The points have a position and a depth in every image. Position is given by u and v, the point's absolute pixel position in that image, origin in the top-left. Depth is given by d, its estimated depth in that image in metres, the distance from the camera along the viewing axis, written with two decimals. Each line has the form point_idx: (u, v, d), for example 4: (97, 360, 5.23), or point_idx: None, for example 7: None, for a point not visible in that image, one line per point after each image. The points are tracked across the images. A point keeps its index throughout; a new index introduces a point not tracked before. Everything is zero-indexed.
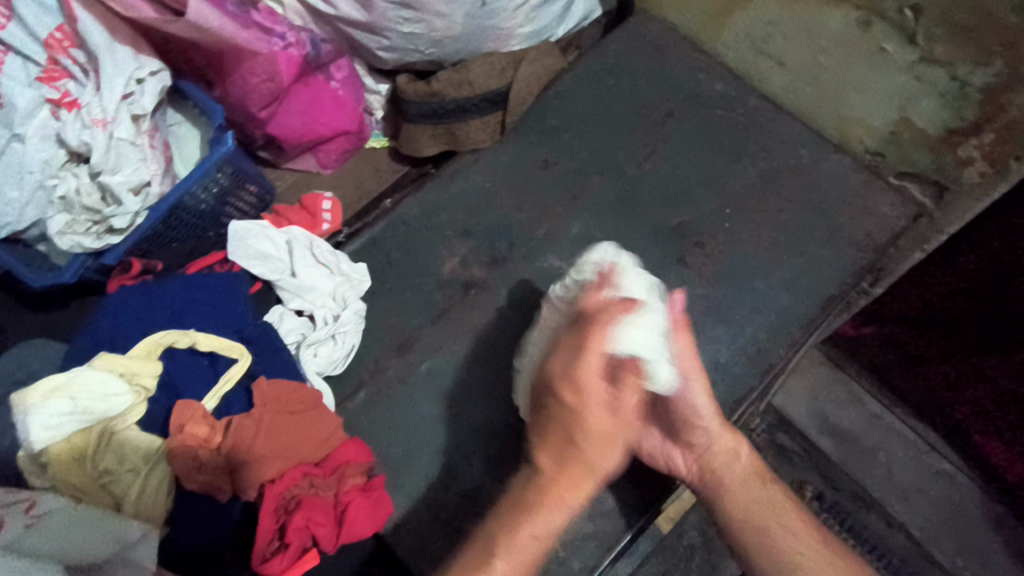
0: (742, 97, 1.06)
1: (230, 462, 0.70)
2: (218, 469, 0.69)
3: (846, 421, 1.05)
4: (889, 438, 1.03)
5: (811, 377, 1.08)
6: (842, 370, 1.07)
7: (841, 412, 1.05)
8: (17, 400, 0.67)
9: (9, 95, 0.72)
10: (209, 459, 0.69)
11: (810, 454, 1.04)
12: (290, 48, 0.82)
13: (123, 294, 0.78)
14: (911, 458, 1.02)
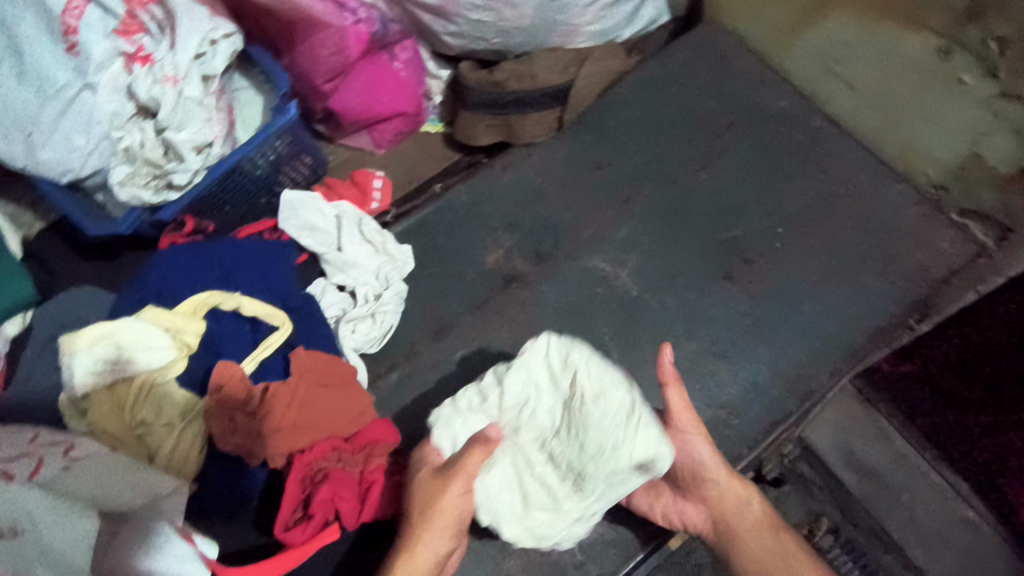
0: (805, 117, 1.03)
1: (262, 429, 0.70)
2: (253, 433, 0.69)
3: (872, 457, 0.99)
4: (914, 481, 0.97)
5: (841, 409, 1.01)
6: (873, 408, 1.00)
7: (867, 448, 0.99)
8: (65, 344, 0.68)
9: (85, 44, 0.72)
10: (244, 423, 0.70)
11: (830, 487, 0.97)
12: (359, 24, 0.84)
13: (173, 252, 0.79)
14: (935, 501, 0.96)
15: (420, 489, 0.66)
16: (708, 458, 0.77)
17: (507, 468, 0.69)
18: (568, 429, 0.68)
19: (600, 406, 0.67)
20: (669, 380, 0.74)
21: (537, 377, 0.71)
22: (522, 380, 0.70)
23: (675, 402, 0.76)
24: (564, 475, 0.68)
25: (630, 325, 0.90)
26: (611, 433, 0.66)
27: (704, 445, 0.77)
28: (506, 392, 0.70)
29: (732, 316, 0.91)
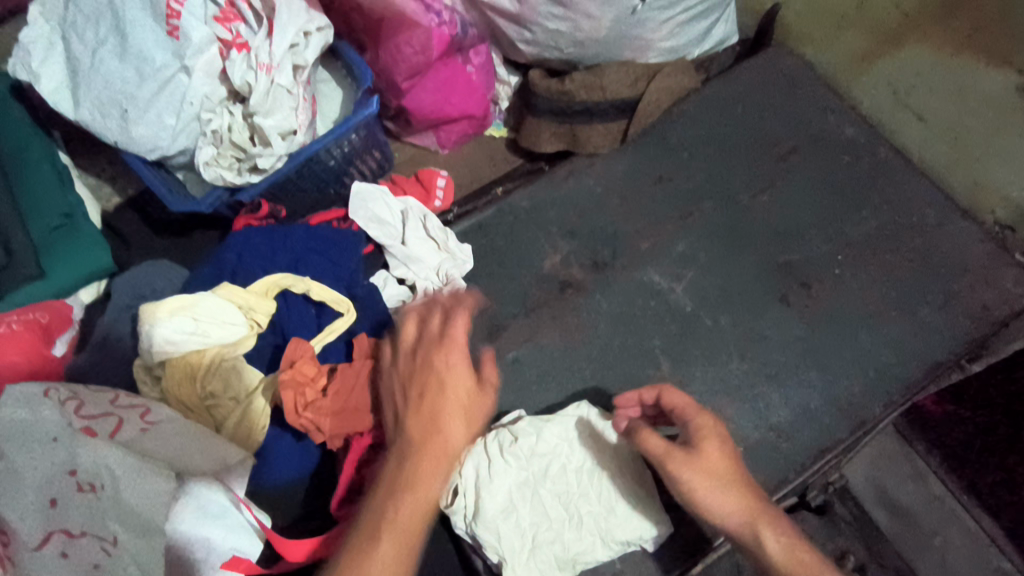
0: (872, 146, 1.02)
1: (332, 406, 0.71)
2: (324, 410, 0.70)
3: (906, 496, 0.97)
4: (948, 524, 0.94)
5: (877, 447, 0.99)
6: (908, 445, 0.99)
7: (901, 488, 0.97)
8: (146, 312, 0.71)
9: (186, 28, 0.75)
10: (316, 399, 0.70)
11: (860, 522, 0.95)
12: (443, 26, 0.86)
13: (248, 233, 0.82)
14: (969, 547, 0.93)
15: (459, 385, 0.63)
16: (711, 489, 0.65)
17: (527, 514, 0.76)
18: (594, 491, 0.77)
19: (627, 479, 0.78)
20: (654, 394, 0.73)
21: (572, 433, 0.80)
22: (559, 435, 0.79)
23: (651, 447, 0.68)
24: (577, 532, 0.76)
25: (684, 341, 0.90)
26: (637, 505, 0.76)
27: (714, 476, 0.65)
28: (541, 444, 0.78)
29: (786, 339, 0.91)
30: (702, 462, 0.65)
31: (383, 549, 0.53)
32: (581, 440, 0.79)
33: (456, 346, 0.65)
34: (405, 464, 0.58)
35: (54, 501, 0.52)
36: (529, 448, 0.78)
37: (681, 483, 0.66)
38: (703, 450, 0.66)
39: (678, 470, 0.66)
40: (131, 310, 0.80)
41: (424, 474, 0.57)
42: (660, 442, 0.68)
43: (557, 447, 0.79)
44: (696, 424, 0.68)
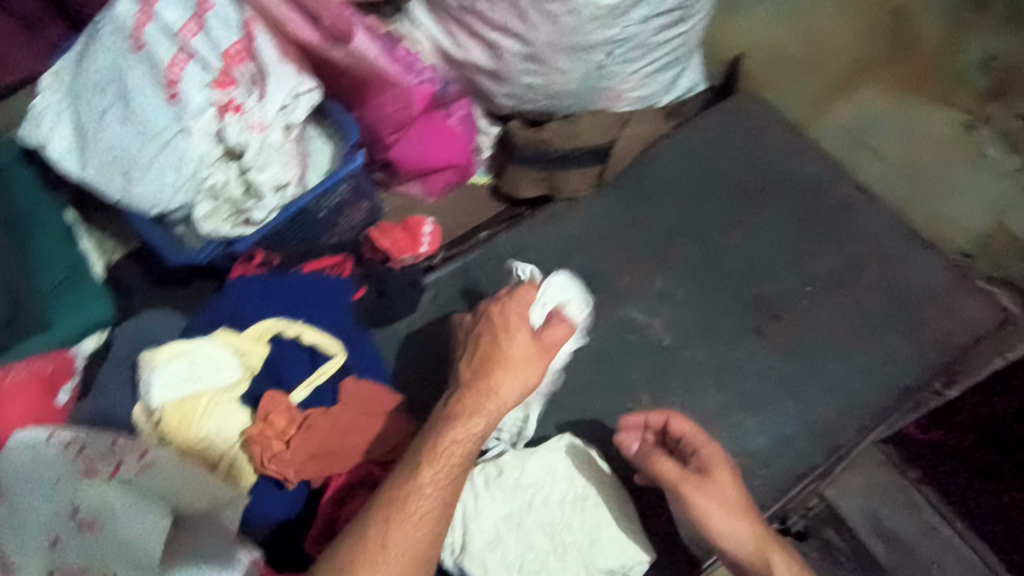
0: (834, 184, 1.05)
1: (303, 455, 0.76)
2: (290, 461, 0.75)
3: (901, 527, 1.01)
4: (945, 553, 0.98)
5: (868, 474, 1.04)
6: (901, 475, 1.03)
7: (895, 518, 1.01)
8: (147, 359, 0.76)
9: (185, 95, 0.82)
10: (286, 451, 0.75)
11: (856, 554, 1.01)
12: (424, 84, 0.92)
13: (244, 282, 0.88)
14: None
15: (519, 343, 0.78)
16: (722, 517, 0.72)
17: (514, 544, 0.78)
18: (578, 521, 0.80)
19: (607, 511, 0.81)
20: (662, 419, 0.79)
21: (555, 464, 0.83)
22: (542, 466, 0.83)
23: (667, 472, 0.75)
24: (563, 562, 0.78)
25: (662, 374, 0.94)
26: (619, 533, 0.80)
27: (727, 502, 0.72)
28: (525, 475, 0.82)
29: (761, 369, 0.95)
30: (716, 488, 0.73)
31: (450, 462, 0.71)
32: (564, 472, 0.83)
33: (516, 303, 0.82)
34: (462, 398, 0.75)
35: (54, 541, 0.60)
36: (514, 480, 0.81)
37: (699, 508, 0.72)
38: (717, 479, 0.73)
39: (695, 494, 0.72)
40: (130, 358, 0.84)
41: (476, 404, 0.74)
42: (678, 470, 0.74)
43: (543, 478, 0.82)
44: (704, 451, 0.76)
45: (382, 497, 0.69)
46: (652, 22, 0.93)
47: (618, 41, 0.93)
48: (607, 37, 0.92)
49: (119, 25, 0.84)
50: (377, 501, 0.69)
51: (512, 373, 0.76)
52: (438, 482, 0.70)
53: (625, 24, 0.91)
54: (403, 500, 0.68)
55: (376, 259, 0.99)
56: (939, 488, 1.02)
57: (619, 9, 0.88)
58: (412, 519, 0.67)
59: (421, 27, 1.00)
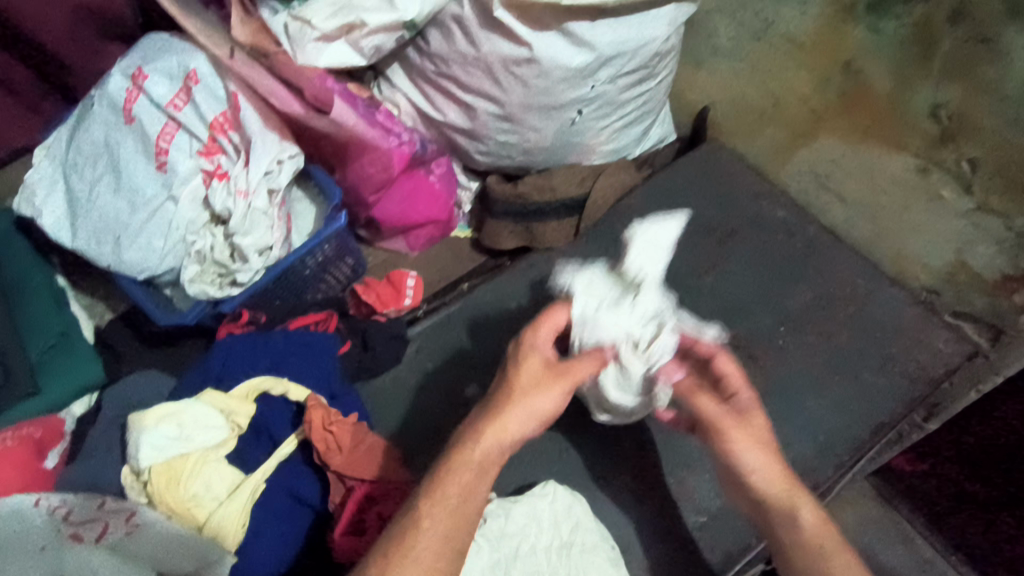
0: (802, 226, 1.09)
1: (349, 447, 0.82)
2: (337, 446, 0.81)
3: (893, 560, 1.01)
4: None
5: (860, 509, 1.05)
6: (892, 508, 1.04)
7: (887, 551, 1.01)
8: (134, 421, 0.77)
9: (173, 163, 0.86)
10: (338, 434, 0.82)
11: None
12: (403, 146, 0.97)
13: (231, 342, 0.90)
14: None
15: (530, 369, 0.74)
16: (756, 456, 0.76)
17: None
18: (564, 568, 0.81)
19: (590, 556, 0.82)
20: (709, 353, 0.81)
21: (539, 513, 0.83)
22: (525, 515, 0.83)
23: (708, 409, 0.78)
24: None
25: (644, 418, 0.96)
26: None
27: (761, 434, 0.77)
28: (510, 524, 0.82)
29: None
30: (750, 426, 0.77)
31: (452, 491, 0.67)
32: (549, 519, 0.83)
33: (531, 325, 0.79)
34: (471, 425, 0.72)
35: None
36: (498, 531, 0.81)
37: (732, 443, 0.76)
38: (753, 420, 0.77)
39: (731, 430, 0.77)
40: (120, 419, 0.86)
41: (481, 430, 0.70)
42: (719, 409, 0.78)
43: (527, 525, 0.82)
44: (746, 395, 0.79)
45: (390, 527, 0.67)
46: (618, 81, 0.98)
47: (587, 99, 0.98)
48: (576, 95, 0.96)
49: (111, 99, 0.87)
50: (387, 530, 0.67)
51: (523, 399, 0.72)
52: (436, 514, 0.66)
53: (594, 84, 0.96)
54: (402, 532, 0.65)
55: (362, 313, 1.04)
56: (934, 523, 1.03)
57: (586, 69, 0.93)
58: (404, 552, 0.64)
59: (401, 91, 1.05)
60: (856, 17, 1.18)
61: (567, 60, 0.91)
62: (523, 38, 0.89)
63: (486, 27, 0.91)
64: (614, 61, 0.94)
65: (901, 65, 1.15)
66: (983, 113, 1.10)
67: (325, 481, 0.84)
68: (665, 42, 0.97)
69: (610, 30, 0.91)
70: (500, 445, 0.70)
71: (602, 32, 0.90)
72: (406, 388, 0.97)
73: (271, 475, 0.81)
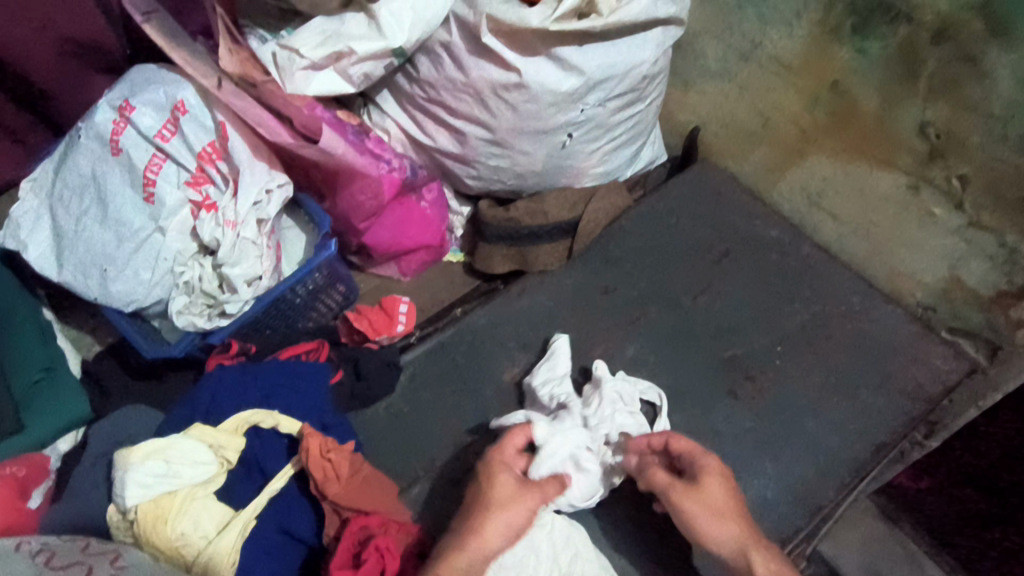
0: (796, 244, 1.09)
1: (347, 476, 0.80)
2: (336, 475, 0.80)
3: None
4: None
5: (861, 530, 1.02)
6: (897, 528, 1.02)
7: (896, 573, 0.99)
8: (120, 458, 0.75)
9: (161, 194, 0.85)
10: (337, 461, 0.80)
11: None
12: (393, 172, 0.96)
13: (221, 373, 0.88)
14: None
15: (502, 485, 0.75)
16: (709, 525, 0.75)
17: None
18: None
19: None
20: (662, 441, 0.83)
21: (538, 544, 0.79)
22: (524, 547, 0.78)
23: (660, 480, 0.78)
24: None
25: None
26: None
27: (716, 500, 0.76)
28: (508, 556, 0.77)
29: (737, 432, 0.96)
30: (704, 495, 0.76)
31: None
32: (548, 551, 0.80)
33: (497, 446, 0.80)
34: (447, 541, 0.72)
35: None
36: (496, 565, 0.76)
37: (685, 512, 0.76)
38: (707, 486, 0.76)
39: (683, 500, 0.76)
40: (106, 456, 0.85)
41: (459, 544, 0.70)
42: (668, 480, 0.78)
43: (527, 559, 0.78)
44: (701, 463, 0.78)
45: None
46: (608, 104, 0.98)
47: (577, 123, 0.98)
48: (566, 120, 0.96)
49: (97, 131, 0.86)
50: None
51: (498, 514, 0.73)
52: None
53: (583, 108, 0.96)
54: None
55: (355, 342, 1.03)
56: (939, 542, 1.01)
57: (575, 94, 0.93)
58: None
59: (391, 116, 1.05)
60: (843, 39, 1.02)
61: (556, 84, 0.92)
62: (512, 64, 0.90)
63: (474, 53, 0.91)
64: (603, 85, 0.94)
65: (888, 88, 0.99)
66: (971, 130, 0.94)
67: (319, 513, 0.83)
68: (653, 65, 0.97)
69: (599, 55, 0.92)
70: (478, 560, 0.70)
71: (591, 58, 0.91)
72: (400, 417, 0.95)
73: (261, 511, 0.79)
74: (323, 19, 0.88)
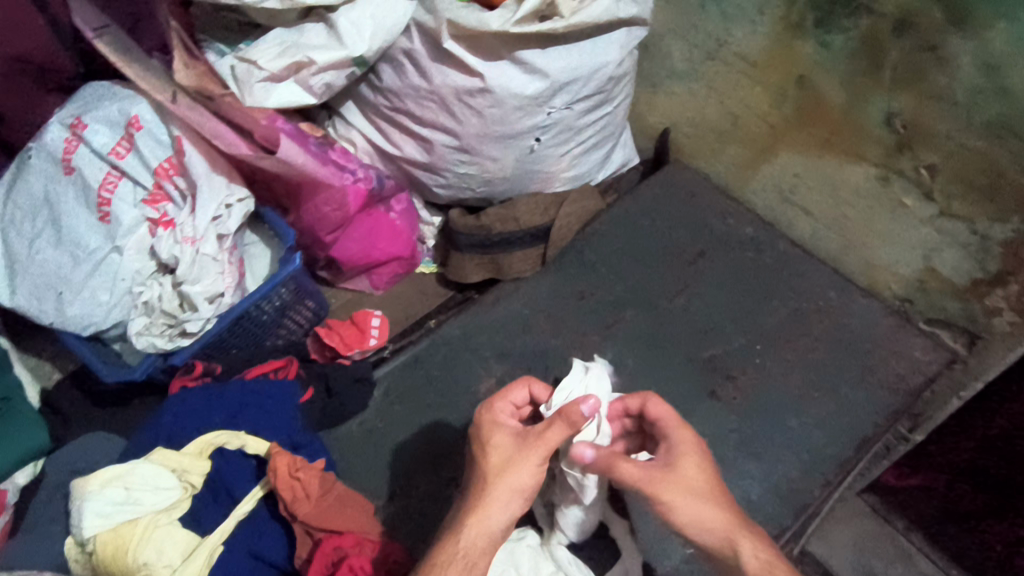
0: (771, 241, 1.08)
1: (317, 495, 0.78)
2: (304, 495, 0.77)
3: None
4: None
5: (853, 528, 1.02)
6: (888, 525, 1.01)
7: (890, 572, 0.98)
8: (78, 487, 0.74)
9: (118, 213, 0.84)
10: (307, 479, 0.78)
11: None
12: (358, 182, 0.95)
13: (185, 395, 0.86)
14: None
15: (501, 442, 0.69)
16: (690, 512, 0.67)
17: None
18: None
19: None
20: (638, 403, 0.77)
21: (519, 558, 0.79)
22: (504, 560, 0.79)
23: (629, 475, 0.69)
24: None
25: None
26: None
27: (698, 478, 0.68)
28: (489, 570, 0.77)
29: (720, 433, 0.94)
30: (681, 477, 0.68)
31: None
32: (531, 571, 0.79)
33: (485, 403, 0.74)
34: (458, 515, 0.66)
35: None
36: None
37: (661, 501, 0.67)
38: (683, 468, 0.69)
39: (658, 487, 0.67)
40: (64, 487, 0.82)
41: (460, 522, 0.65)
42: (637, 471, 0.68)
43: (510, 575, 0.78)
44: (676, 443, 0.71)
45: None
46: (575, 107, 0.97)
47: (545, 126, 0.97)
48: (533, 123, 0.95)
49: (49, 151, 0.84)
50: None
51: (501, 478, 0.66)
52: None
53: (550, 111, 0.95)
54: None
55: (325, 359, 1.01)
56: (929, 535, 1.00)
57: (541, 97, 0.92)
58: None
59: (356, 127, 1.03)
60: (807, 32, 0.97)
61: (521, 87, 0.91)
62: (474, 68, 0.89)
63: (437, 59, 0.90)
64: (569, 87, 0.93)
65: None
66: (938, 119, 0.89)
67: (291, 536, 0.79)
68: (619, 66, 0.96)
69: (562, 57, 0.91)
70: (488, 535, 0.64)
71: (554, 60, 0.90)
72: (375, 434, 0.93)
73: (229, 536, 0.77)
74: (282, 30, 0.86)
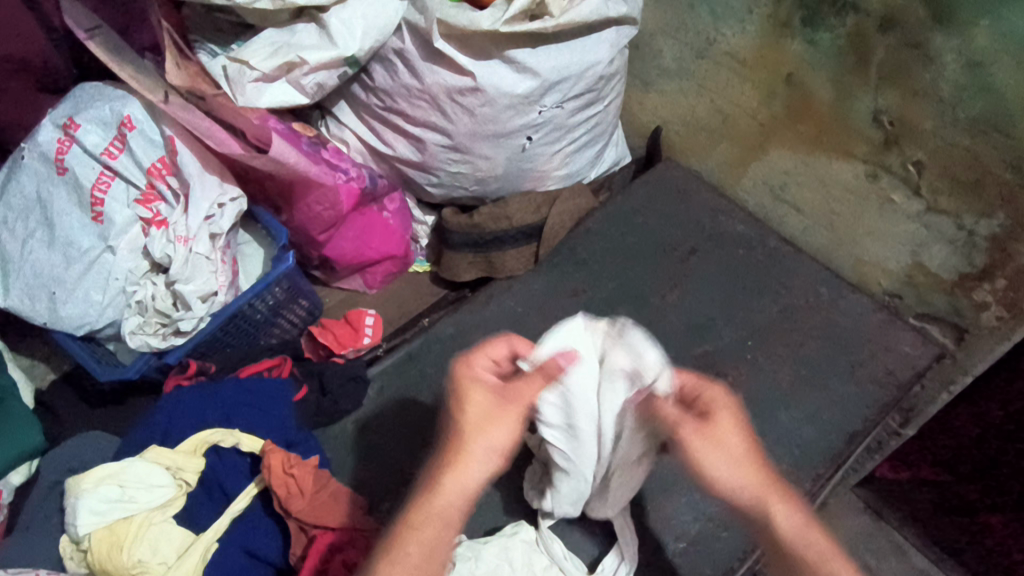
0: (761, 238, 1.09)
1: (311, 492, 0.78)
2: (297, 492, 0.77)
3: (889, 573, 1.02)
4: None
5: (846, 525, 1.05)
6: (881, 519, 1.05)
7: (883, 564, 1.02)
8: (72, 485, 0.74)
9: (110, 213, 0.84)
10: (300, 476, 0.78)
11: None
12: (351, 181, 0.96)
13: (180, 393, 0.86)
14: None
15: (479, 398, 0.63)
16: (724, 466, 0.63)
17: None
18: None
19: None
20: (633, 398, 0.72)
21: (512, 553, 0.81)
22: (496, 556, 0.80)
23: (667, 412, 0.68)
24: None
25: None
26: None
27: (734, 434, 0.64)
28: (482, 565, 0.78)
29: None
30: (717, 432, 0.64)
31: (411, 547, 0.58)
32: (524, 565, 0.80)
33: (465, 357, 0.68)
34: (431, 473, 0.62)
35: None
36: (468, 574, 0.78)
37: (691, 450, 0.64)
38: (720, 421, 0.65)
39: (691, 436, 0.65)
40: (59, 487, 0.83)
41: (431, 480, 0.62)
42: (676, 412, 0.67)
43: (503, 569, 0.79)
44: (711, 395, 0.67)
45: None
46: (566, 105, 0.97)
47: (536, 125, 0.97)
48: (524, 122, 0.96)
49: (41, 150, 0.84)
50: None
51: (479, 435, 0.62)
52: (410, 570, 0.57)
53: (541, 110, 0.95)
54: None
55: (320, 357, 1.01)
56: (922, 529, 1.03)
57: (532, 96, 0.93)
58: None
59: (348, 127, 1.04)
60: (794, 31, 0.96)
61: (512, 86, 0.91)
62: (465, 67, 0.89)
63: (429, 59, 0.90)
64: (559, 86, 0.94)
65: (839, 78, 0.94)
66: (923, 115, 0.88)
67: (285, 534, 0.80)
68: (609, 65, 0.97)
69: (552, 56, 0.91)
70: (465, 495, 0.61)
71: (545, 58, 0.91)
72: (369, 431, 0.93)
73: (223, 534, 0.77)
74: (273, 31, 0.86)
